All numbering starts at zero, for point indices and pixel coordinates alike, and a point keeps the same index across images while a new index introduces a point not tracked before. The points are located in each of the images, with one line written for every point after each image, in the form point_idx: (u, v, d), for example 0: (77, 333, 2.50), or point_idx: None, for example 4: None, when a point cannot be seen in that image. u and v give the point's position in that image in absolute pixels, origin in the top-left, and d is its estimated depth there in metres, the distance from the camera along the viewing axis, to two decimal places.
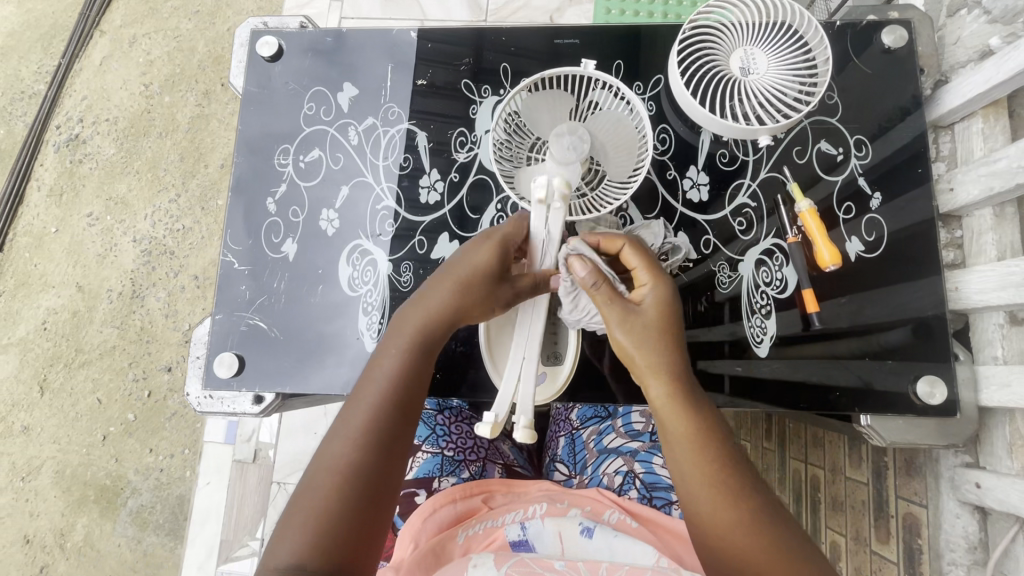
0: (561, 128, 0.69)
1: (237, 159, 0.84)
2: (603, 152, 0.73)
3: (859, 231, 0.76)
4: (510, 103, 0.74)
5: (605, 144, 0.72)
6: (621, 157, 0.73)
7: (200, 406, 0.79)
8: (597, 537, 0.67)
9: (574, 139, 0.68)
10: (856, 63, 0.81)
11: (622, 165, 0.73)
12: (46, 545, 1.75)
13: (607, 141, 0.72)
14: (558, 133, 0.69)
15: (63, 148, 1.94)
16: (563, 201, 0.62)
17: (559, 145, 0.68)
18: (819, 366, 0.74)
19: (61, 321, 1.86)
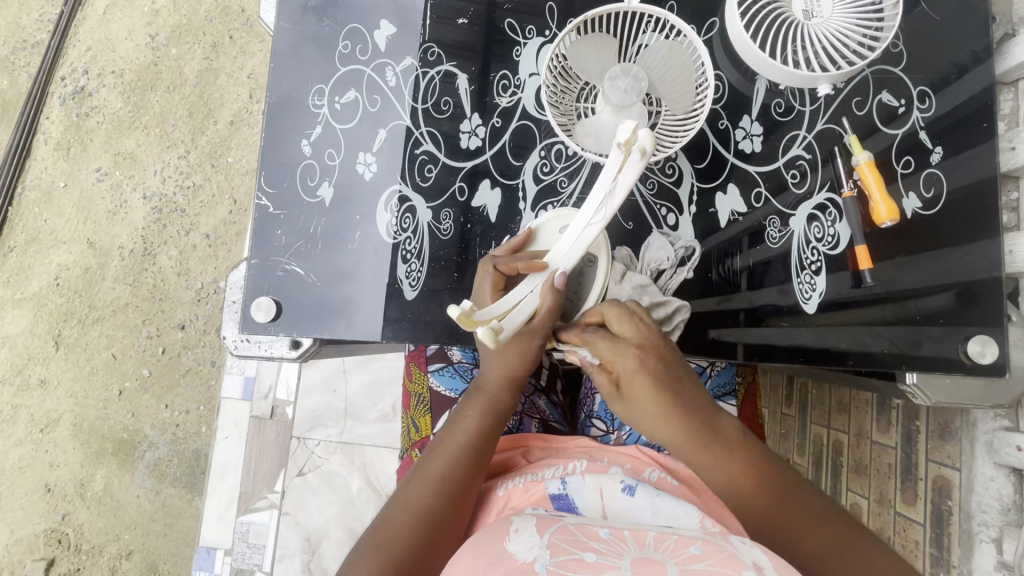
0: (612, 71, 0.68)
1: (269, 99, 0.80)
2: (661, 89, 0.70)
3: (917, 186, 0.73)
4: (557, 46, 0.71)
5: (660, 81, 0.70)
6: (679, 92, 0.70)
7: (237, 349, 0.78)
8: (639, 495, 0.67)
9: (628, 81, 0.67)
10: (924, 9, 0.76)
11: (681, 101, 0.70)
12: (67, 495, 1.79)
13: (664, 77, 0.70)
14: (613, 76, 0.67)
15: (69, 101, 1.89)
16: (643, 155, 0.59)
17: (613, 88, 0.67)
18: (854, 333, 0.72)
19: (73, 277, 1.85)
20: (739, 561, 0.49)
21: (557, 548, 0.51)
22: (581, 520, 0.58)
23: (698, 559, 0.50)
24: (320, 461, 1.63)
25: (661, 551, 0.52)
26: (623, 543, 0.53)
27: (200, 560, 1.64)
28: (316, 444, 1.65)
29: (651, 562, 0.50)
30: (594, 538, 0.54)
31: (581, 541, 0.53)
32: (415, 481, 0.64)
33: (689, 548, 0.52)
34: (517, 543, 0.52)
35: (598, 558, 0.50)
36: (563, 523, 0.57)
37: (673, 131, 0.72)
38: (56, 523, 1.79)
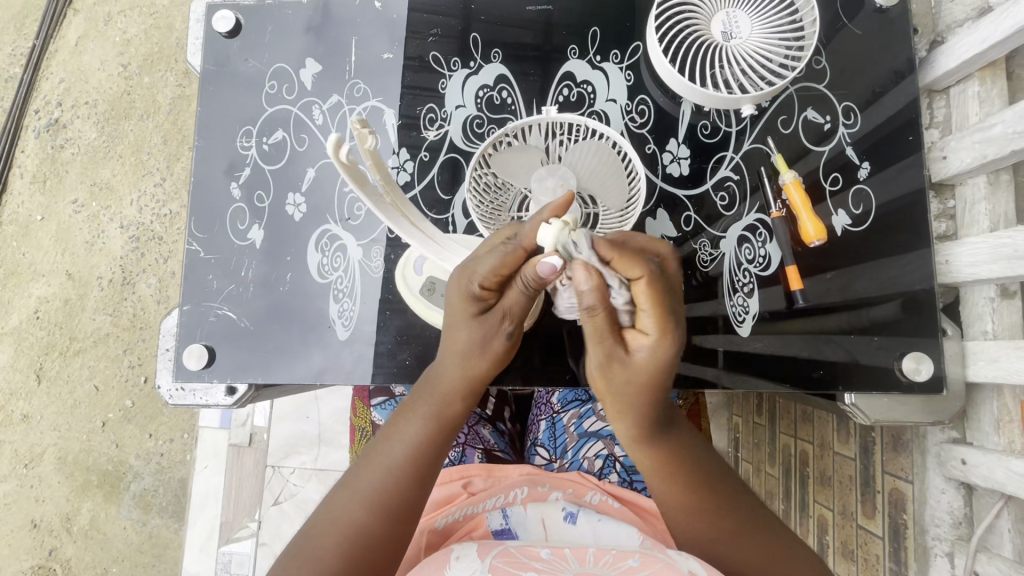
0: (539, 173, 0.66)
1: (198, 144, 0.80)
2: (592, 188, 0.68)
3: (846, 203, 0.73)
4: (483, 149, 0.69)
5: (590, 181, 0.67)
6: (609, 188, 0.68)
7: (172, 399, 0.76)
8: (582, 522, 0.67)
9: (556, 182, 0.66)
10: (847, 26, 0.76)
11: (612, 197, 0.68)
12: (53, 529, 1.77)
13: (590, 175, 0.67)
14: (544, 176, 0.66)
15: (44, 134, 1.89)
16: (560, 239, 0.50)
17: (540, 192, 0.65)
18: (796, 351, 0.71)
19: (53, 310, 1.84)
20: (675, 567, 0.53)
21: (498, 571, 0.53)
22: (523, 544, 0.59)
23: (635, 570, 0.53)
24: (297, 488, 1.61)
25: (600, 568, 0.54)
26: (564, 561, 0.55)
27: None
28: (292, 471, 1.63)
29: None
30: (535, 559, 0.56)
31: (523, 560, 0.55)
32: (404, 415, 0.61)
33: (628, 560, 0.55)
34: (458, 569, 0.54)
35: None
36: (506, 547, 0.59)
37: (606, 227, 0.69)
38: (44, 559, 1.77)
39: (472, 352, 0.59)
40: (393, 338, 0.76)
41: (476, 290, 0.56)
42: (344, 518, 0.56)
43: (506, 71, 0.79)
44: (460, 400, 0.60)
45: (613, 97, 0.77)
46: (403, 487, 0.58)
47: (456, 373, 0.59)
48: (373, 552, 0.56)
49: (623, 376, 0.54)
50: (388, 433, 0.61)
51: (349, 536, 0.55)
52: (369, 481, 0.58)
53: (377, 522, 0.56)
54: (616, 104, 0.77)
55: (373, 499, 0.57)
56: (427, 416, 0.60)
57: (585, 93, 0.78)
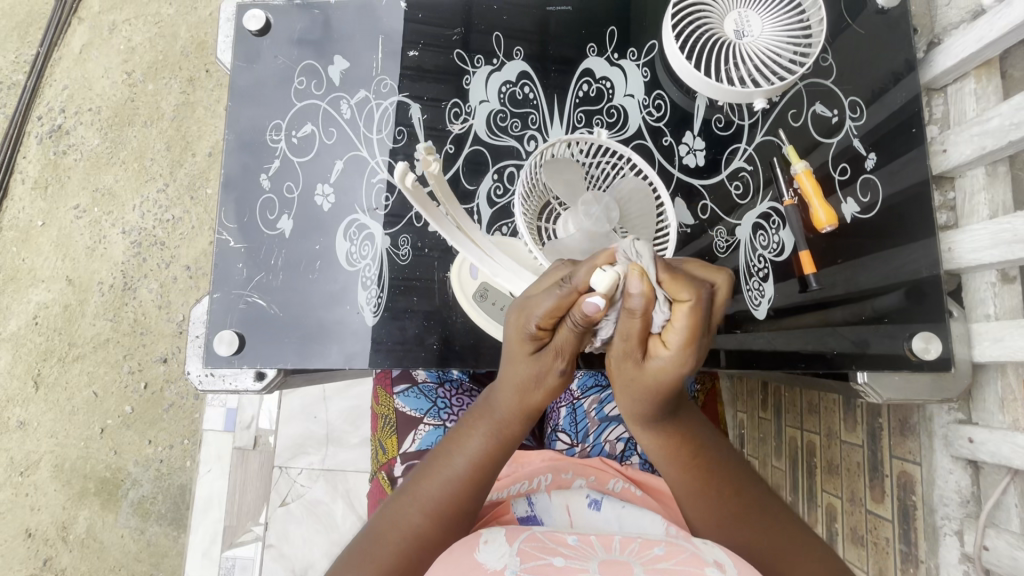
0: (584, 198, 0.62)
1: (229, 138, 0.82)
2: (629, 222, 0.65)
3: (854, 192, 0.76)
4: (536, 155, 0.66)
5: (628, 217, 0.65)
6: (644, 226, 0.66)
7: (201, 384, 0.78)
8: (606, 509, 0.68)
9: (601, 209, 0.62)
10: (851, 26, 0.81)
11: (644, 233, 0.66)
12: (49, 538, 1.75)
13: (630, 211, 0.65)
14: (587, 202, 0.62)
15: (46, 140, 1.90)
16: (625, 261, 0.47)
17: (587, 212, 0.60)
18: (810, 335, 0.74)
19: (52, 315, 1.84)
20: (701, 558, 0.51)
21: (527, 555, 0.53)
22: (550, 530, 0.58)
23: (662, 559, 0.52)
24: (303, 489, 1.61)
25: (628, 556, 0.52)
26: (591, 547, 0.54)
27: None
28: (299, 472, 1.63)
29: (617, 564, 0.51)
30: (562, 544, 0.54)
31: (550, 546, 0.54)
32: (464, 433, 0.62)
33: (653, 549, 0.54)
34: (487, 553, 0.53)
35: (566, 561, 0.52)
36: (532, 531, 0.57)
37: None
38: (38, 569, 1.74)
39: (528, 386, 0.57)
40: (420, 324, 0.78)
41: (531, 330, 0.52)
42: (406, 524, 0.58)
43: (527, 68, 0.82)
44: (521, 421, 0.60)
45: (631, 93, 0.81)
46: (459, 507, 0.59)
47: (514, 398, 0.58)
48: (426, 556, 0.58)
49: (636, 374, 0.51)
50: (448, 447, 0.62)
51: (407, 538, 0.57)
52: (428, 494, 0.59)
53: (435, 532, 0.58)
54: (634, 99, 0.81)
55: (433, 507, 0.59)
56: (487, 433, 0.61)
57: (604, 88, 0.81)
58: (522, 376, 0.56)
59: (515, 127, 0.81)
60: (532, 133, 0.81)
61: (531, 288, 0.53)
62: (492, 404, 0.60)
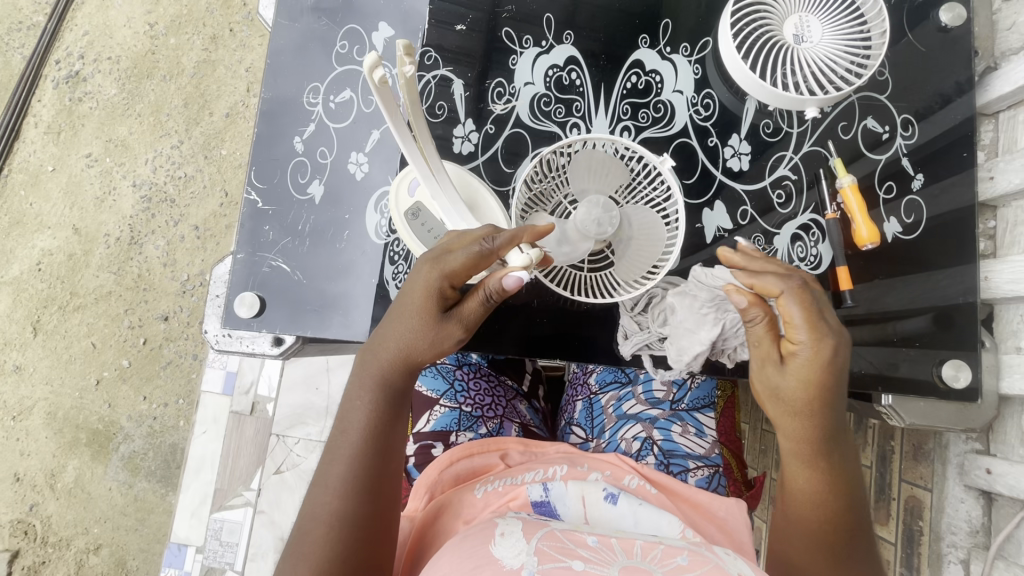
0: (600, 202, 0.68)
1: (264, 98, 0.80)
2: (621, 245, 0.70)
3: (898, 211, 0.75)
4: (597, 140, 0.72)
5: (629, 240, 0.70)
6: (638, 256, 0.70)
7: (218, 344, 0.77)
8: (622, 504, 0.67)
9: (601, 212, 0.68)
10: (910, 39, 0.79)
11: (634, 267, 0.70)
12: (36, 484, 1.75)
13: (631, 238, 0.70)
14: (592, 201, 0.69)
15: (63, 85, 1.87)
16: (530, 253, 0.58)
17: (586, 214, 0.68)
18: None
19: (55, 263, 1.82)
20: (724, 570, 0.52)
21: (545, 556, 0.52)
22: (568, 527, 0.58)
23: (687, 568, 0.52)
24: (299, 459, 1.61)
25: (649, 563, 0.52)
26: (611, 552, 0.54)
27: (171, 556, 1.60)
28: (296, 441, 1.62)
29: (639, 571, 0.52)
30: (581, 545, 0.54)
31: (569, 547, 0.54)
32: (347, 404, 0.62)
33: (676, 557, 0.53)
34: (503, 548, 0.53)
35: (584, 565, 0.52)
36: (551, 528, 0.58)
37: (597, 287, 0.72)
38: (23, 514, 1.74)
39: (415, 342, 0.60)
40: None
41: (437, 291, 0.58)
42: (322, 515, 0.57)
43: (576, 53, 0.80)
44: (409, 367, 0.61)
45: (680, 90, 0.79)
46: (371, 480, 0.59)
47: (398, 354, 0.61)
48: (359, 540, 0.57)
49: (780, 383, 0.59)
50: (337, 429, 0.61)
51: (331, 526, 0.57)
52: (333, 478, 0.59)
53: (350, 514, 0.57)
54: (682, 96, 0.79)
55: (342, 488, 0.58)
56: (373, 401, 0.61)
57: (652, 82, 0.79)
58: (415, 336, 0.60)
59: (559, 113, 0.79)
60: (576, 120, 0.79)
61: (437, 248, 0.59)
62: (378, 366, 0.61)
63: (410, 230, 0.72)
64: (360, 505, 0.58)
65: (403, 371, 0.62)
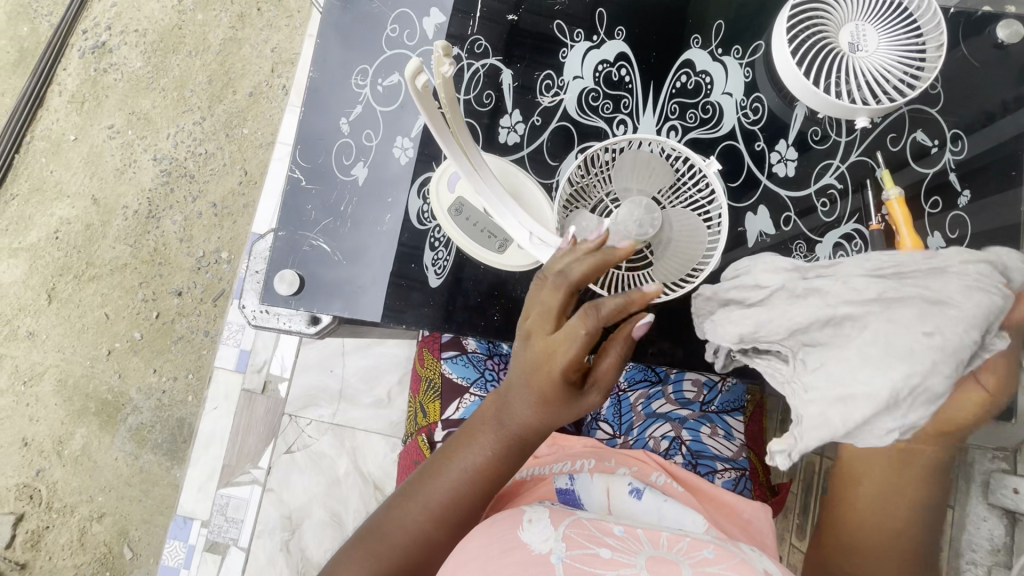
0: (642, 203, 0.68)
1: (312, 77, 0.80)
2: (660, 247, 0.70)
3: (942, 226, 0.74)
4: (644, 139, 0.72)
5: (670, 243, 0.70)
6: (676, 259, 0.70)
7: (254, 320, 0.78)
8: (647, 499, 0.67)
9: (643, 213, 0.68)
10: (964, 53, 0.78)
11: (673, 269, 0.70)
12: (43, 450, 1.76)
13: (671, 241, 0.70)
14: (635, 202, 0.69)
15: (88, 55, 1.87)
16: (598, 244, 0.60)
17: (628, 214, 0.68)
18: None
19: (73, 232, 1.83)
20: (750, 565, 0.50)
21: (573, 542, 0.52)
22: (595, 517, 0.58)
23: (712, 560, 0.51)
24: (310, 440, 1.61)
25: (676, 555, 0.52)
26: (638, 541, 0.53)
27: (176, 529, 1.60)
28: (308, 423, 1.63)
29: (666, 562, 0.51)
30: (608, 534, 0.54)
31: (596, 535, 0.54)
32: (469, 437, 0.60)
33: (702, 550, 0.52)
34: (531, 534, 0.52)
35: (613, 554, 0.51)
36: (577, 517, 0.57)
37: (635, 288, 0.70)
38: (29, 479, 1.75)
39: (544, 408, 0.56)
40: (484, 293, 0.76)
41: (558, 374, 0.53)
42: (411, 525, 0.58)
43: (627, 50, 0.80)
44: (526, 439, 0.59)
45: (730, 92, 0.79)
46: (466, 516, 0.58)
47: (527, 414, 0.57)
48: (431, 560, 0.58)
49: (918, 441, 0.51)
50: (448, 455, 0.60)
51: (416, 543, 0.57)
52: (432, 500, 0.58)
53: (437, 540, 0.57)
54: (731, 98, 0.79)
55: (438, 512, 0.58)
56: (490, 451, 0.59)
57: (702, 82, 0.80)
58: (547, 401, 0.56)
59: (607, 109, 0.80)
60: (623, 117, 0.80)
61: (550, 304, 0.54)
62: (504, 419, 0.59)
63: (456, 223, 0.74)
64: (447, 535, 0.58)
65: (531, 433, 0.59)
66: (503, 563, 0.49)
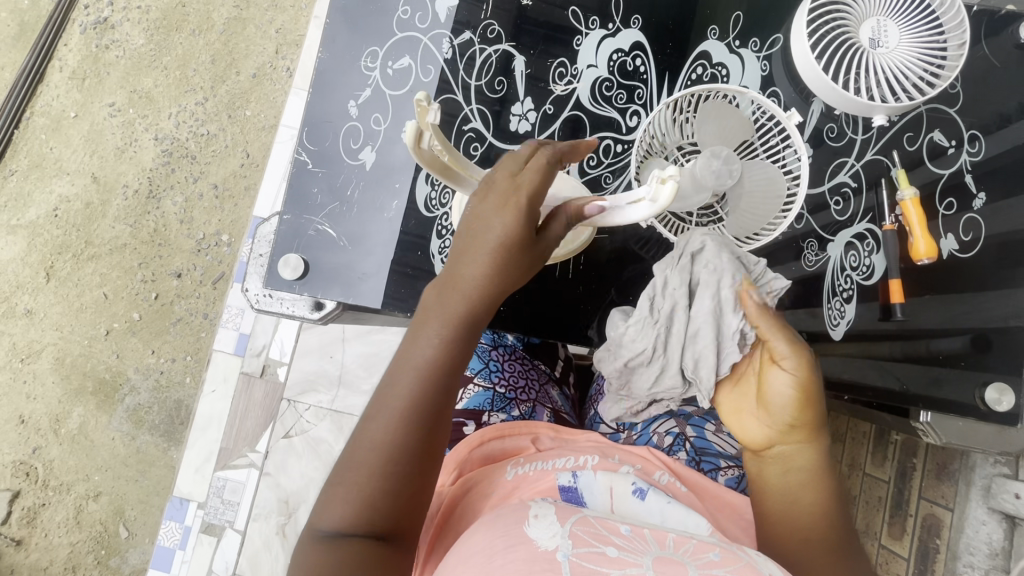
0: (720, 152, 0.69)
1: (321, 58, 0.79)
2: (737, 201, 0.71)
3: (955, 228, 0.74)
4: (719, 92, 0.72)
5: (747, 197, 0.71)
6: (750, 214, 0.71)
7: (257, 304, 0.76)
8: (651, 500, 0.66)
9: (720, 164, 0.68)
10: (986, 53, 0.77)
11: (750, 223, 0.71)
12: (40, 428, 1.75)
13: (747, 194, 0.71)
14: (713, 152, 0.69)
15: (90, 31, 1.84)
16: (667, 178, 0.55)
17: (706, 169, 0.68)
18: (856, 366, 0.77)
19: (73, 210, 1.81)
20: (755, 569, 0.49)
21: (579, 540, 0.51)
22: (601, 515, 0.57)
23: (717, 563, 0.50)
24: (308, 425, 1.61)
25: (681, 555, 0.51)
26: (644, 541, 0.52)
27: (172, 510, 1.60)
28: (306, 408, 1.62)
29: (673, 562, 0.50)
30: (615, 533, 0.53)
31: (602, 534, 0.53)
32: (420, 324, 0.54)
33: (707, 551, 0.51)
34: (538, 530, 0.51)
35: (619, 553, 0.51)
36: (583, 514, 0.56)
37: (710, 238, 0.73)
38: (26, 456, 1.75)
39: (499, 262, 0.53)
40: None
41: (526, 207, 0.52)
42: (376, 442, 0.52)
43: (642, 39, 0.79)
44: (475, 309, 0.54)
45: (745, 86, 0.78)
46: (431, 408, 0.53)
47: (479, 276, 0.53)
48: (407, 472, 0.52)
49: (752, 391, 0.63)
50: (403, 350, 0.54)
51: (383, 458, 0.51)
52: (390, 404, 0.52)
53: (404, 445, 0.52)
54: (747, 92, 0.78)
55: (398, 415, 0.52)
56: (444, 329, 0.53)
57: (718, 75, 0.78)
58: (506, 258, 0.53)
59: (620, 99, 0.79)
60: (636, 108, 0.79)
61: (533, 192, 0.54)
62: (456, 297, 0.53)
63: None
64: (417, 435, 0.52)
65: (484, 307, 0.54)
66: (507, 559, 0.48)
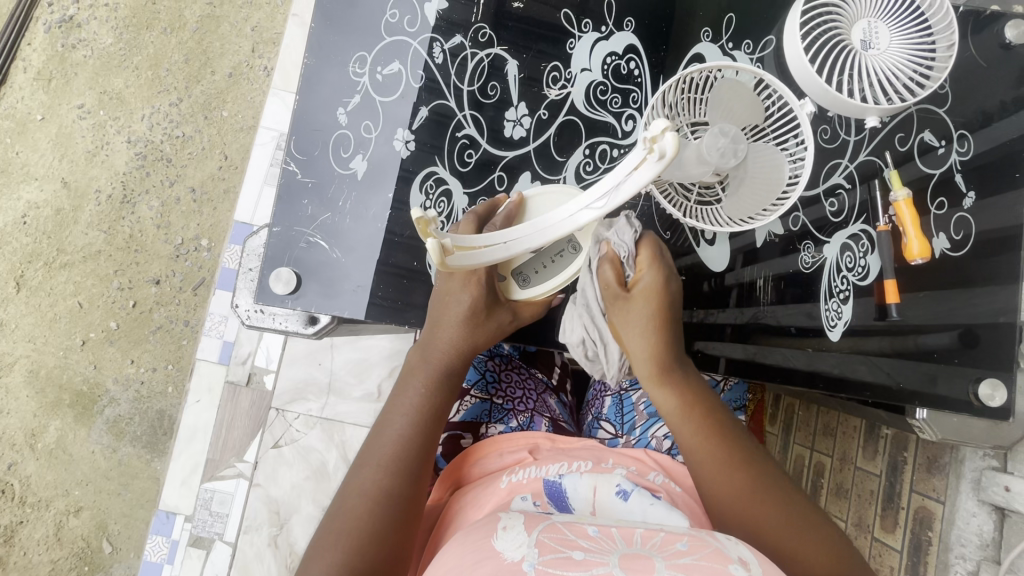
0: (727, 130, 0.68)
1: (307, 62, 0.76)
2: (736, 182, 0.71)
3: (947, 227, 0.75)
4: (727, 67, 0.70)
5: (749, 177, 0.70)
6: (748, 198, 0.71)
7: (248, 320, 0.75)
8: (633, 501, 0.63)
9: (728, 142, 0.67)
10: (972, 54, 0.77)
11: (745, 207, 0.72)
12: (15, 443, 1.69)
13: (749, 175, 0.70)
14: (720, 130, 0.68)
15: (55, 30, 1.77)
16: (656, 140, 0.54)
17: (713, 147, 0.67)
18: (844, 360, 0.76)
19: (43, 217, 1.74)
20: (724, 553, 0.46)
21: (545, 548, 0.47)
22: (570, 518, 0.53)
23: (684, 553, 0.46)
24: (298, 434, 1.58)
25: (649, 550, 0.47)
26: (611, 541, 0.48)
27: (158, 524, 1.56)
28: (295, 417, 1.59)
29: (640, 557, 0.46)
30: (582, 536, 0.49)
31: (569, 538, 0.49)
32: (404, 381, 0.68)
33: (675, 543, 0.48)
34: (505, 542, 0.48)
35: (586, 556, 0.46)
36: (551, 521, 0.52)
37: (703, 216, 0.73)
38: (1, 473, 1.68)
39: (471, 318, 0.68)
40: None
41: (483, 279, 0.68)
42: (371, 488, 0.60)
43: (635, 42, 0.79)
44: (451, 364, 0.69)
45: None
46: (419, 457, 0.63)
47: (451, 330, 0.69)
48: (396, 512, 0.59)
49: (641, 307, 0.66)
50: (388, 409, 0.67)
51: (377, 498, 0.59)
52: (379, 453, 0.62)
53: (400, 485, 0.60)
54: None
55: (388, 462, 0.62)
56: (423, 385, 0.67)
57: None
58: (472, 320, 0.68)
59: (615, 103, 0.78)
60: (631, 112, 0.79)
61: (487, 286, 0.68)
62: (431, 354, 0.69)
63: (536, 285, 0.71)
64: (411, 474, 0.62)
65: (455, 366, 0.69)
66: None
